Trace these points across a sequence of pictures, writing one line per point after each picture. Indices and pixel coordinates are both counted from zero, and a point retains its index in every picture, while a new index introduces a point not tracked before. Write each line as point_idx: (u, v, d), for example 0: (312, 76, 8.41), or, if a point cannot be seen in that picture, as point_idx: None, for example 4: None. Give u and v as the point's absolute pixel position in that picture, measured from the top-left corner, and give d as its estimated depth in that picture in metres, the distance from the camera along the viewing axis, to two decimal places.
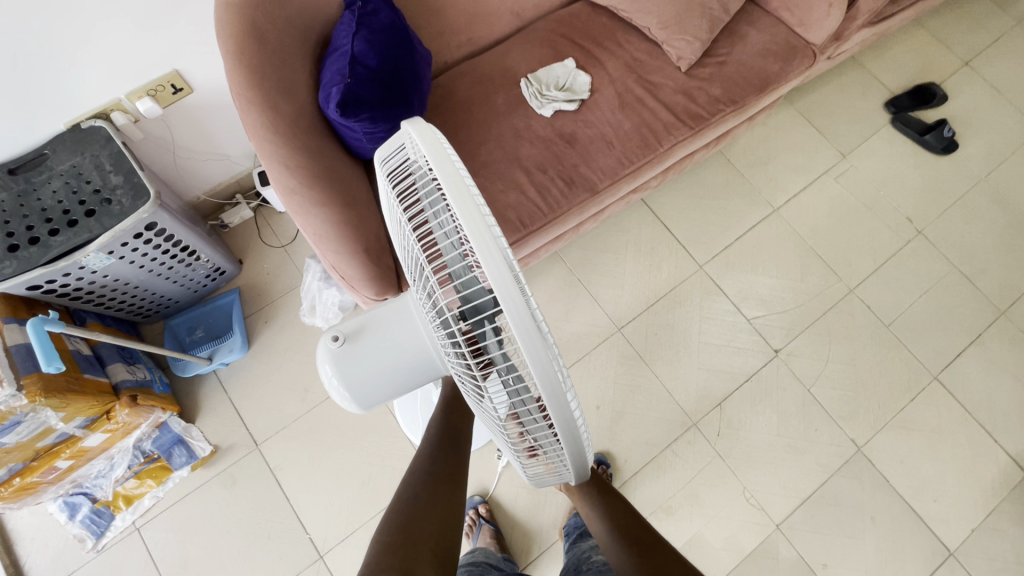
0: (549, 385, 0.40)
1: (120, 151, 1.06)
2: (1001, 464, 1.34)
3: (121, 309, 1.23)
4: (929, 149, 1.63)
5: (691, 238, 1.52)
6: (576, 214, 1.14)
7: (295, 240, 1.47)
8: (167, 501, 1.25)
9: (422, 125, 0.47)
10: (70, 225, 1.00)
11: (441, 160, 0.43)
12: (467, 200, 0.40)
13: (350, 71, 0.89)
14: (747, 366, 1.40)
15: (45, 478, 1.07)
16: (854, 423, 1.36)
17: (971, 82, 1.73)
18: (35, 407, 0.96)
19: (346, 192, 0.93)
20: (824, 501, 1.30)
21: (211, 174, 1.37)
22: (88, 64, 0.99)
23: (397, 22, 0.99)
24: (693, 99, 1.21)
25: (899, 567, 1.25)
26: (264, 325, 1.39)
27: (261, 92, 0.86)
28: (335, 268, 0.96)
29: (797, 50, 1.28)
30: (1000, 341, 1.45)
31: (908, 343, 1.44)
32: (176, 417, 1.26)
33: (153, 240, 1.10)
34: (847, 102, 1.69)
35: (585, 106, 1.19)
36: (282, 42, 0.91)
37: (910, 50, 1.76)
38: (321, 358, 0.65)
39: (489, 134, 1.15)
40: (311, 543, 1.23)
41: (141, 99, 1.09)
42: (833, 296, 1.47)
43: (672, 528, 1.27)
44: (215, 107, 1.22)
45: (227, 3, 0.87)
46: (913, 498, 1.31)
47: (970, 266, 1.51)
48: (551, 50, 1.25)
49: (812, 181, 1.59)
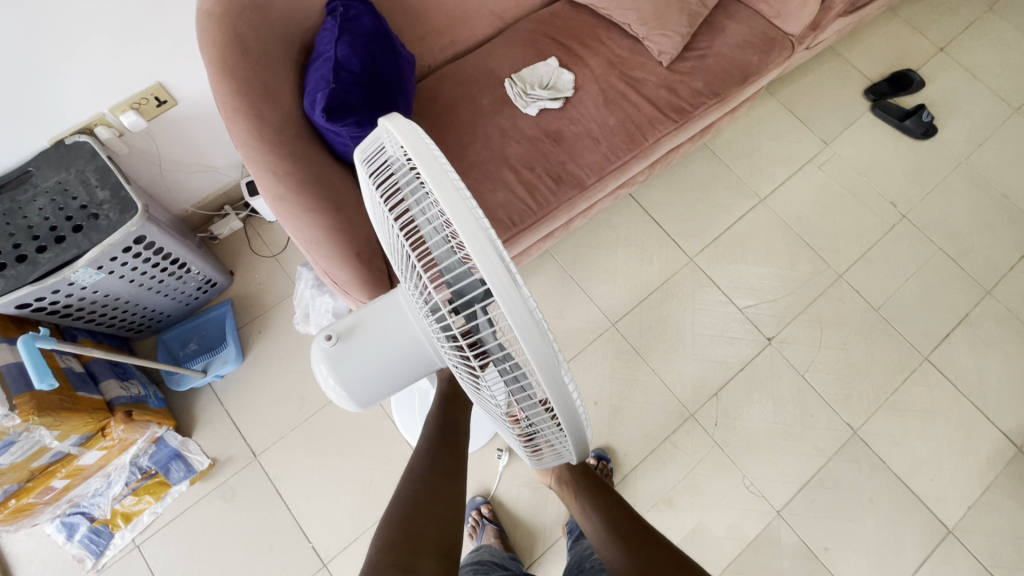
0: (547, 369, 0.41)
1: (106, 165, 1.06)
2: (994, 440, 1.36)
3: (112, 325, 1.22)
4: (909, 134, 1.66)
5: (681, 231, 1.53)
6: (565, 211, 1.15)
7: (286, 249, 1.46)
8: (167, 517, 1.24)
9: (401, 120, 0.47)
10: (57, 241, 0.99)
11: (424, 154, 0.43)
12: (451, 191, 0.41)
13: (335, 77, 0.89)
14: (741, 354, 1.42)
15: (41, 499, 1.06)
16: (849, 407, 1.38)
17: (947, 67, 1.76)
18: (29, 426, 0.95)
19: (335, 197, 0.93)
20: (823, 485, 1.31)
21: (199, 185, 1.37)
22: (71, 79, 0.99)
23: (379, 26, 0.99)
24: (676, 92, 1.23)
25: (900, 547, 1.27)
26: (258, 335, 1.38)
27: (246, 100, 0.86)
28: (327, 274, 0.96)
29: (776, 41, 1.30)
30: (987, 319, 1.47)
31: (897, 325, 1.46)
32: (173, 432, 1.25)
33: (143, 254, 1.09)
34: (828, 91, 1.72)
35: (570, 104, 1.20)
36: (265, 50, 0.91)
37: (887, 38, 1.79)
38: (316, 359, 0.65)
39: (476, 134, 1.15)
40: (314, 552, 1.23)
41: (125, 113, 1.08)
42: (822, 283, 1.49)
43: (674, 519, 1.28)
44: (200, 119, 1.22)
45: (208, 14, 0.87)
46: (910, 478, 1.32)
47: (954, 247, 1.54)
48: (534, 50, 1.26)
49: (796, 170, 1.61)
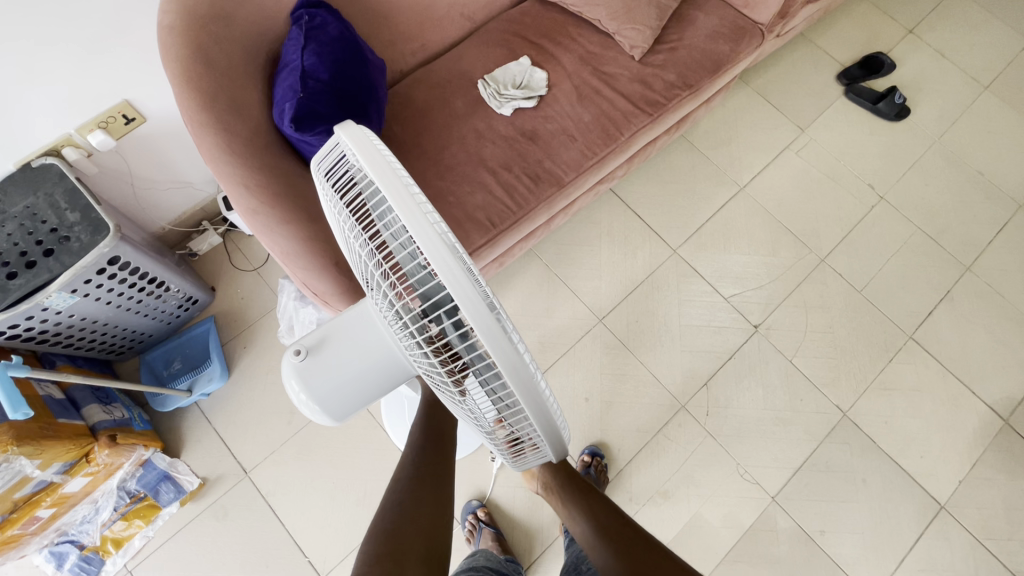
0: (515, 372, 0.41)
1: (75, 187, 1.04)
2: (980, 414, 1.38)
3: (92, 348, 1.20)
4: (883, 116, 1.68)
5: (664, 223, 1.54)
6: (545, 209, 1.15)
7: (268, 262, 1.45)
8: (158, 540, 1.22)
9: (357, 130, 0.47)
10: (28, 267, 0.97)
11: (379, 163, 0.43)
12: (408, 201, 0.41)
13: (302, 86, 0.88)
14: (728, 344, 1.42)
15: (27, 530, 1.03)
16: (838, 389, 1.39)
17: (917, 49, 1.78)
18: (8, 456, 0.93)
19: (310, 208, 0.92)
20: (816, 469, 1.32)
21: (174, 202, 1.35)
22: (34, 100, 0.97)
23: (346, 33, 0.98)
24: (649, 86, 1.23)
25: (895, 525, 1.28)
26: (243, 351, 1.37)
27: (212, 114, 0.85)
28: (306, 286, 0.95)
29: (745, 30, 1.30)
30: (968, 295, 1.49)
31: (881, 306, 1.47)
32: (160, 453, 1.23)
33: (118, 275, 1.07)
34: (802, 77, 1.73)
35: (544, 102, 1.20)
36: (230, 62, 0.90)
37: (856, 22, 1.81)
38: (286, 375, 0.64)
39: (452, 137, 1.15)
40: (311, 566, 1.22)
41: (92, 133, 1.06)
42: (806, 268, 1.50)
43: (672, 511, 1.28)
44: (171, 135, 1.20)
45: (169, 28, 0.86)
46: (901, 457, 1.33)
47: (932, 226, 1.56)
48: (505, 50, 1.25)
49: (775, 157, 1.63)
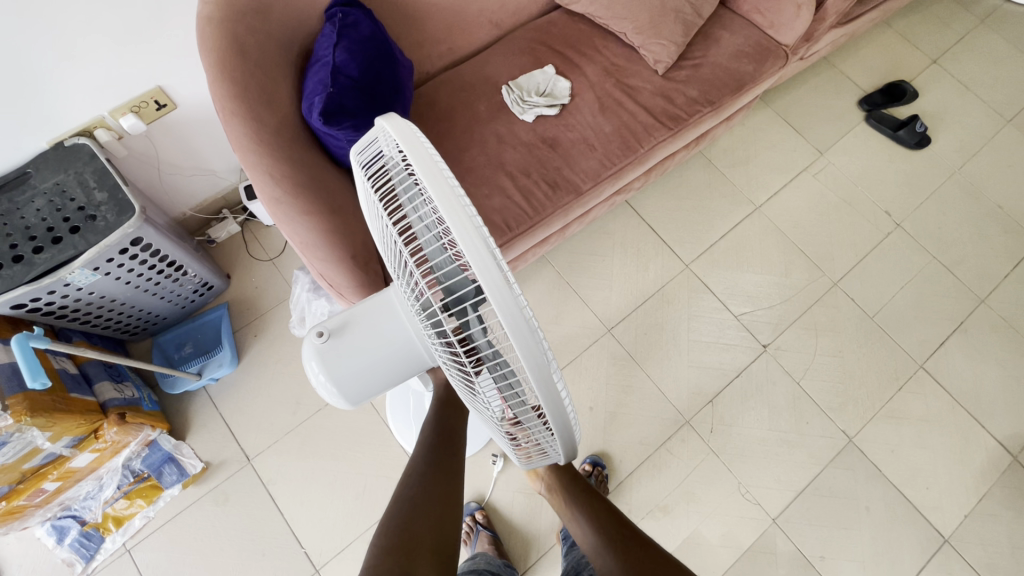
0: (536, 368, 0.41)
1: (104, 167, 1.06)
2: (989, 449, 1.36)
3: (108, 327, 1.22)
4: (903, 144, 1.68)
5: (677, 238, 1.54)
6: (561, 216, 1.16)
7: (284, 253, 1.47)
8: (158, 522, 1.23)
9: (396, 119, 0.48)
10: (54, 242, 1.00)
11: (419, 152, 0.44)
12: (444, 190, 0.42)
13: (332, 81, 0.91)
14: (736, 362, 1.42)
15: (32, 502, 1.05)
16: (844, 415, 1.38)
17: (939, 79, 1.78)
18: (21, 427, 0.95)
19: (332, 200, 0.93)
20: (818, 494, 1.31)
21: (197, 189, 1.38)
22: (71, 82, 0.99)
23: (378, 33, 1.01)
24: (672, 100, 1.24)
25: (895, 557, 1.26)
26: (254, 339, 1.38)
27: (245, 103, 0.87)
28: (323, 277, 0.97)
29: (769, 51, 1.32)
30: (981, 328, 1.47)
31: (893, 334, 1.46)
32: (166, 435, 1.24)
33: (139, 255, 1.09)
34: (823, 102, 1.74)
35: (566, 111, 1.21)
36: (264, 55, 0.93)
37: (879, 49, 1.82)
38: (307, 356, 0.66)
39: (473, 141, 1.16)
40: (307, 558, 1.22)
41: (124, 116, 1.09)
42: (818, 290, 1.50)
43: (670, 526, 1.27)
44: (200, 122, 1.23)
45: (208, 18, 0.88)
46: (905, 487, 1.32)
47: (948, 256, 1.55)
48: (531, 58, 1.27)
49: (791, 178, 1.63)
